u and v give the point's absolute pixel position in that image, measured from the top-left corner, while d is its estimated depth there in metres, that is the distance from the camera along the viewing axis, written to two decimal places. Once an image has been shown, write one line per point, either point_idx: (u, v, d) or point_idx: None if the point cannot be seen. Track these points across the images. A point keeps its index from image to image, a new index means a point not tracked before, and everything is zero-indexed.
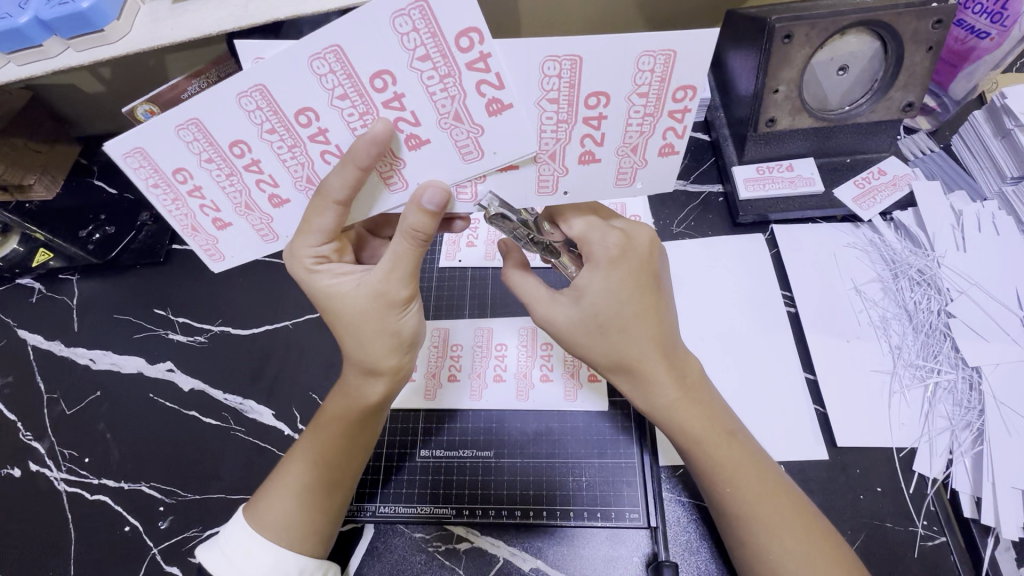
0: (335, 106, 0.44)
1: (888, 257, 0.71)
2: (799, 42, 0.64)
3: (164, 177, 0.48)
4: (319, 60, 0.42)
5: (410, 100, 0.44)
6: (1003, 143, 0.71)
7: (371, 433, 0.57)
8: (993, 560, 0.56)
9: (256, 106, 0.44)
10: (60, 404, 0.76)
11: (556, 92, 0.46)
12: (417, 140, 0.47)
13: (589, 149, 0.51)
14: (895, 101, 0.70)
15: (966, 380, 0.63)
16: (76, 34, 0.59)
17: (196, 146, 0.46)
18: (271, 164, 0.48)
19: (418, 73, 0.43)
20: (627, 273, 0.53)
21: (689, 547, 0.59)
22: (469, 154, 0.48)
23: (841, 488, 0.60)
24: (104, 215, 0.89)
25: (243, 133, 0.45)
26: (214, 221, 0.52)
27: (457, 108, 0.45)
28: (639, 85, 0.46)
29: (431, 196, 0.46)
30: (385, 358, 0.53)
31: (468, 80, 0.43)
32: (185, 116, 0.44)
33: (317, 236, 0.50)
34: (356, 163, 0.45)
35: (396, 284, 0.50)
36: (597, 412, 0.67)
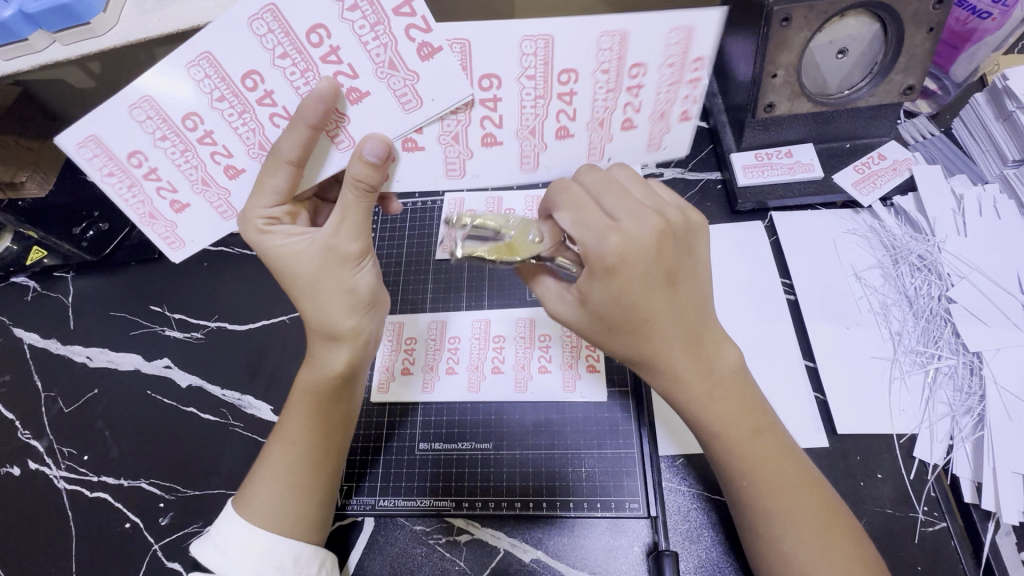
0: (276, 65, 0.46)
1: (888, 243, 0.70)
2: (797, 24, 0.62)
3: (119, 161, 0.49)
4: (258, 20, 0.44)
5: (346, 52, 0.45)
6: (1004, 126, 0.70)
7: (346, 402, 0.57)
8: (994, 545, 0.56)
9: (205, 75, 0.46)
10: (58, 403, 0.76)
11: (608, 64, 0.47)
12: (359, 95, 0.47)
13: (629, 117, 0.51)
14: (895, 84, 0.69)
15: (966, 366, 0.62)
16: (61, 27, 0.58)
17: (149, 125, 0.48)
18: (223, 134, 0.49)
19: (350, 24, 0.44)
20: (635, 267, 0.47)
21: (689, 536, 0.59)
22: (409, 104, 0.48)
23: (841, 474, 0.60)
24: (97, 212, 0.86)
25: (192, 104, 0.47)
26: (172, 203, 0.52)
27: (392, 57, 0.46)
28: (669, 57, 0.47)
29: (372, 147, 0.46)
30: (344, 319, 0.54)
31: (397, 26, 0.45)
32: (137, 94, 0.46)
33: (270, 198, 0.50)
34: (305, 122, 0.46)
35: (345, 237, 0.51)
36: (596, 403, 0.66)
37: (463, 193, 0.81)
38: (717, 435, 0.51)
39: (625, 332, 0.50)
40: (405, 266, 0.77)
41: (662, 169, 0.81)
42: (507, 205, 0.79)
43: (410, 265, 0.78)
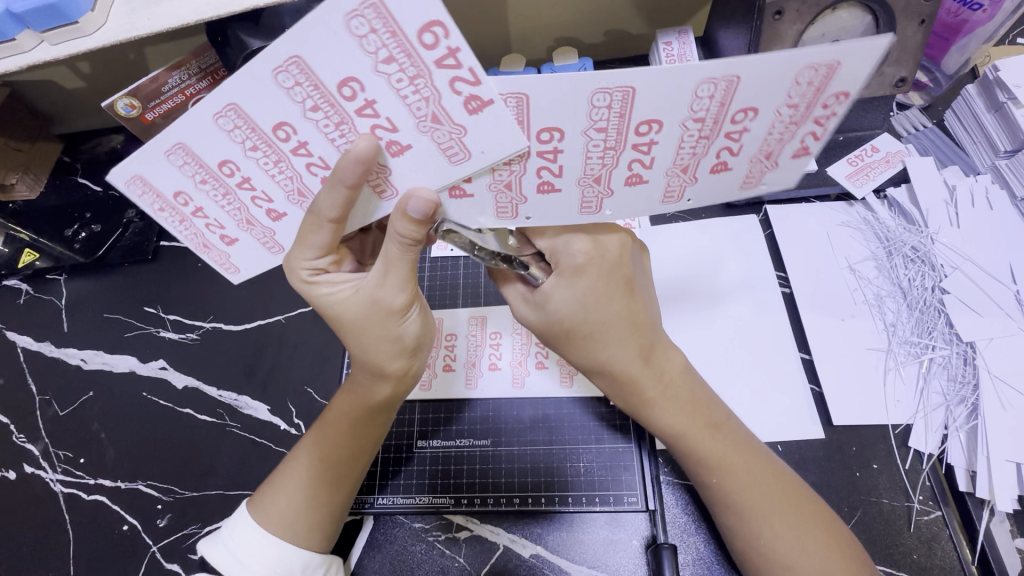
0: (309, 117, 0.41)
1: (881, 235, 0.71)
2: (790, 17, 0.62)
3: (165, 199, 0.46)
4: (283, 71, 0.38)
5: (382, 106, 0.40)
6: (996, 117, 0.70)
7: (373, 429, 0.56)
8: (988, 532, 0.56)
9: (234, 126, 0.41)
10: (53, 406, 0.75)
11: (704, 112, 0.40)
12: (398, 146, 0.43)
13: (723, 160, 0.44)
14: (887, 77, 0.69)
15: (960, 355, 0.63)
16: (50, 27, 0.57)
17: (188, 168, 0.44)
18: (260, 181, 0.45)
19: (385, 77, 0.38)
20: (592, 281, 0.51)
21: (687, 529, 0.60)
22: (455, 155, 0.43)
23: (838, 466, 0.61)
24: (89, 213, 0.87)
25: (228, 154, 0.43)
26: (222, 238, 0.50)
27: (434, 109, 0.40)
28: (791, 97, 0.39)
29: (416, 205, 0.44)
30: (392, 361, 0.52)
31: (441, 78, 0.38)
32: (170, 141, 0.42)
33: (313, 251, 0.48)
34: (342, 182, 0.42)
35: (392, 290, 0.49)
36: (593, 397, 0.66)
37: None
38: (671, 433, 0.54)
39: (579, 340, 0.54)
40: None
41: None
42: None
43: None
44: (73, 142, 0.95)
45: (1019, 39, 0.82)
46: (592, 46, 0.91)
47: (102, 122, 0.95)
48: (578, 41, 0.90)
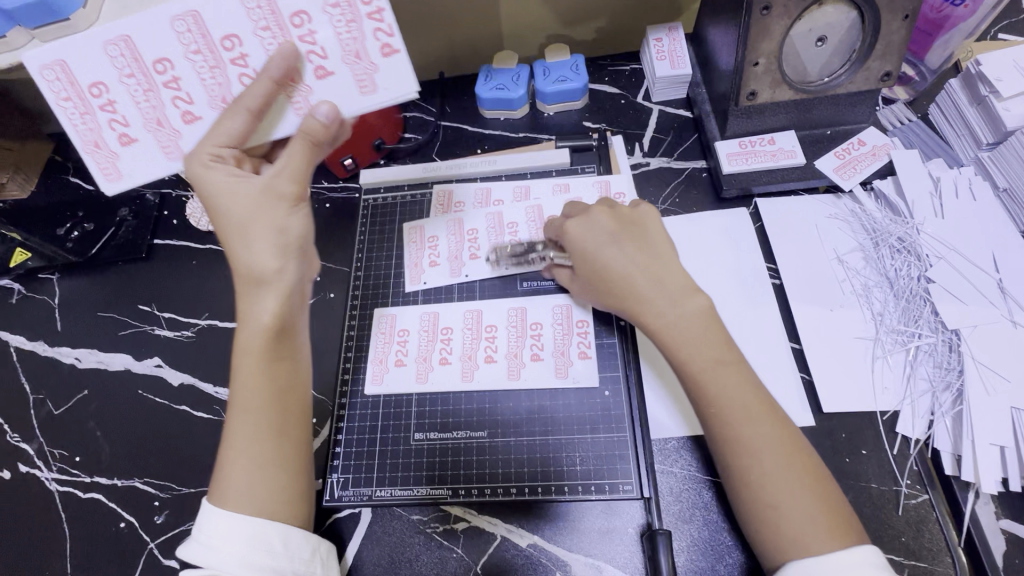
0: (257, 35, 0.54)
1: (869, 226, 0.72)
2: (777, 12, 0.64)
3: (80, 93, 0.55)
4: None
5: (320, 37, 0.55)
6: (977, 110, 0.72)
7: (286, 369, 0.55)
8: (973, 514, 0.58)
9: (187, 29, 0.54)
10: (47, 405, 0.75)
11: None
12: (321, 72, 0.56)
13: None
14: (873, 72, 0.71)
15: (945, 343, 0.64)
16: (42, 23, 0.57)
17: (121, 61, 0.54)
18: (188, 83, 0.55)
19: (329, 17, 0.55)
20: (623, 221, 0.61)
21: (682, 516, 0.61)
22: (366, 87, 0.57)
23: (827, 452, 0.62)
24: (81, 212, 0.86)
25: (169, 52, 0.54)
26: (119, 137, 0.57)
27: (359, 48, 0.56)
28: None
29: (323, 109, 0.54)
30: (269, 261, 0.52)
31: (367, 28, 0.55)
32: (183, 8, 0.53)
33: (225, 135, 0.53)
34: (269, 75, 0.53)
35: (285, 179, 0.53)
36: (588, 388, 0.67)
37: (452, 184, 0.81)
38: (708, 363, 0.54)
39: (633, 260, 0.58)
40: (397, 259, 0.78)
41: (648, 158, 0.82)
42: (496, 197, 0.80)
43: (401, 258, 0.78)
44: (64, 142, 0.94)
45: (1000, 34, 0.84)
46: (583, 43, 0.92)
47: None
48: (569, 39, 0.91)
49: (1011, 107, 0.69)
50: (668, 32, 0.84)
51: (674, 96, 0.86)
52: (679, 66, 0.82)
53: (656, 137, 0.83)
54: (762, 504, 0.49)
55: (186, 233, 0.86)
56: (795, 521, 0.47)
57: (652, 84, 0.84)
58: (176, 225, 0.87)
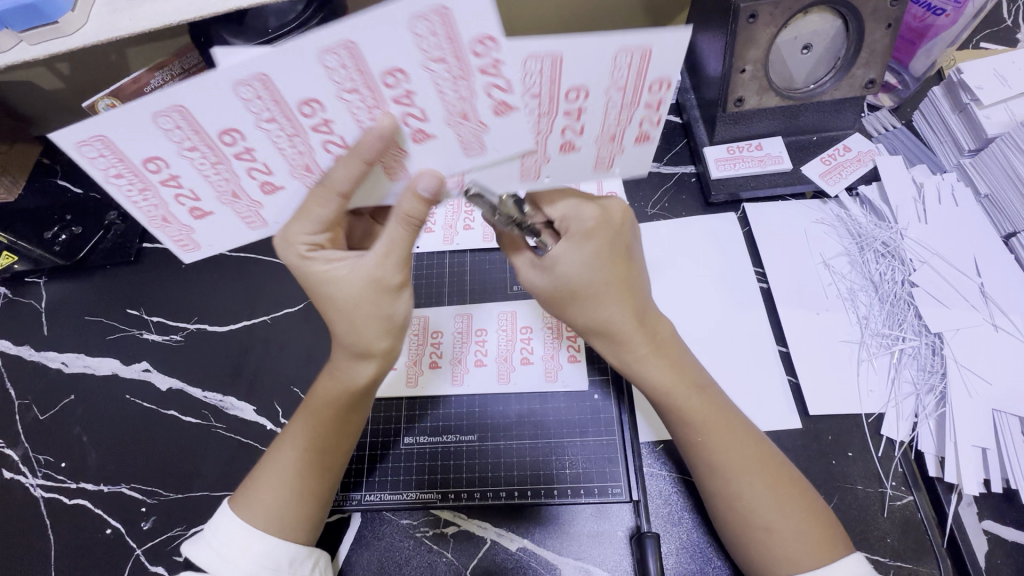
0: (342, 99, 0.43)
1: (854, 231, 0.73)
2: (763, 21, 0.65)
3: (133, 168, 0.46)
4: (625, 53, 0.45)
5: (420, 98, 0.44)
6: (959, 117, 0.74)
7: (359, 415, 0.57)
8: (957, 515, 0.59)
9: (254, 95, 0.42)
10: (33, 410, 0.74)
11: (624, 81, 0.47)
12: (479, 146, 0.48)
13: (645, 130, 0.51)
14: (857, 79, 0.72)
15: (929, 346, 0.65)
16: (30, 27, 0.57)
17: (177, 134, 0.44)
18: (265, 153, 0.47)
19: (432, 74, 0.42)
20: (603, 244, 0.54)
21: (671, 519, 0.61)
22: (470, 149, 0.48)
23: (814, 454, 0.62)
24: (69, 215, 0.85)
25: (238, 122, 0.44)
26: (191, 210, 0.50)
27: (618, 131, 0.51)
28: (617, 79, 0.47)
29: (425, 183, 0.48)
30: (378, 340, 0.53)
31: (479, 83, 0.44)
32: (250, 71, 0.41)
33: (314, 224, 0.50)
34: (363, 157, 0.46)
35: (390, 267, 0.51)
36: (577, 392, 0.68)
37: None
38: (660, 390, 0.55)
39: (583, 303, 0.55)
40: None
41: None
42: None
43: None
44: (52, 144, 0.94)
45: (982, 43, 0.86)
46: None
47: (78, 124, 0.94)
48: None
49: (992, 115, 0.70)
50: None
51: None
52: None
53: None
54: (754, 527, 0.51)
55: None
56: (784, 542, 0.50)
57: None
58: None
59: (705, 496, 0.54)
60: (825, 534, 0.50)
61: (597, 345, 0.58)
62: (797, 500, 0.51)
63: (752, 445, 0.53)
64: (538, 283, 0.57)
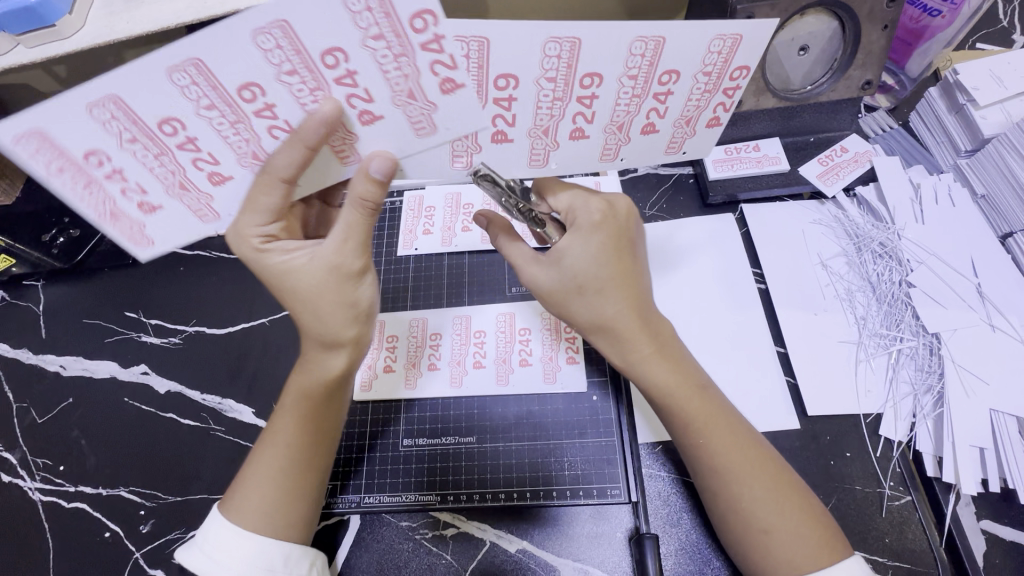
0: (282, 80, 0.43)
1: (851, 232, 0.73)
2: (760, 22, 0.65)
3: (73, 160, 0.44)
4: (719, 40, 0.48)
5: (362, 78, 0.44)
6: (956, 118, 0.74)
7: (336, 406, 0.58)
8: (955, 515, 0.59)
9: (191, 81, 0.42)
10: (31, 414, 0.74)
11: (711, 66, 0.50)
12: (503, 136, 0.52)
13: (717, 115, 0.54)
14: (854, 80, 0.72)
15: (926, 346, 0.65)
16: (26, 30, 0.57)
17: (115, 125, 0.43)
18: (208, 141, 0.46)
19: (372, 52, 0.42)
20: (609, 236, 0.54)
21: (670, 520, 0.61)
22: (423, 129, 0.48)
23: (812, 455, 0.63)
24: (68, 217, 0.86)
25: (175, 111, 0.43)
26: (139, 206, 0.49)
27: (694, 115, 0.54)
28: (705, 64, 0.49)
29: (378, 165, 0.47)
30: (346, 328, 0.53)
31: (422, 60, 0.43)
32: (183, 57, 0.40)
33: (263, 215, 0.50)
34: (304, 141, 0.45)
35: (350, 253, 0.51)
36: (576, 393, 0.68)
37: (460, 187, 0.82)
38: (660, 390, 0.55)
39: (588, 297, 0.55)
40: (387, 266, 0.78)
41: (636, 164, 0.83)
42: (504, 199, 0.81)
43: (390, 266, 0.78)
44: None
45: (978, 43, 0.86)
46: None
47: None
48: None
49: (988, 115, 0.70)
50: None
51: None
52: None
53: None
54: (753, 528, 0.51)
55: None
56: (785, 543, 0.49)
57: None
58: None
59: (708, 499, 0.54)
60: (823, 536, 0.50)
61: (601, 346, 0.57)
62: (797, 501, 0.51)
63: (751, 447, 0.53)
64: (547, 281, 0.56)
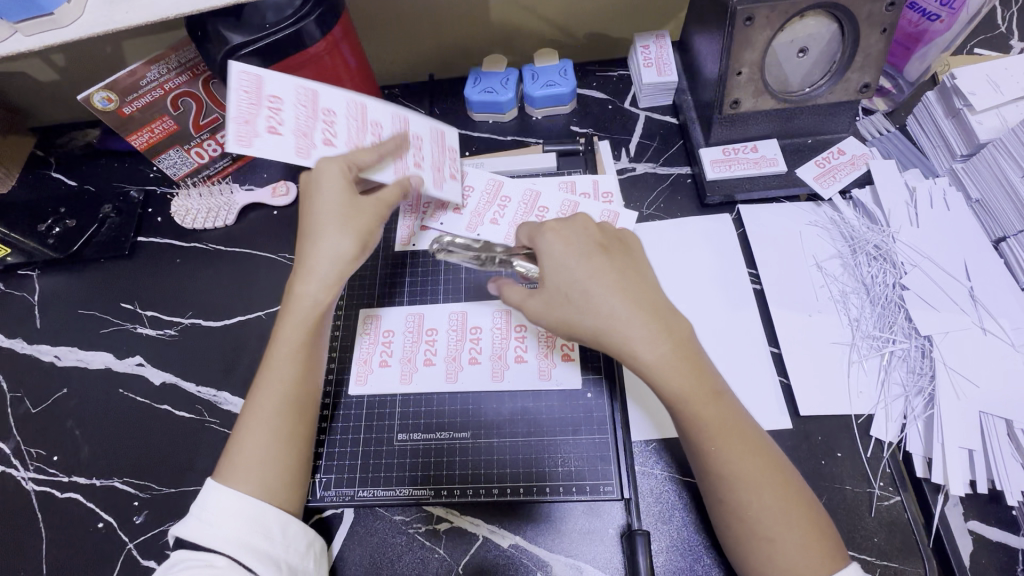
0: (348, 113, 0.67)
1: (847, 234, 0.74)
2: (760, 24, 0.65)
3: (258, 92, 0.62)
4: (507, 146, 0.70)
5: (384, 129, 0.69)
6: (952, 123, 0.74)
7: (319, 341, 0.59)
8: (943, 515, 0.59)
9: (308, 94, 0.65)
10: (25, 403, 0.74)
11: (576, 175, 0.73)
12: (442, 181, 0.73)
13: (523, 198, 0.74)
14: (852, 83, 0.72)
15: (918, 348, 0.66)
16: (23, 18, 0.56)
17: (303, 97, 0.64)
18: (326, 126, 0.65)
19: (396, 122, 0.70)
20: (568, 245, 0.59)
21: (661, 517, 0.62)
22: (405, 168, 0.67)
23: (804, 454, 0.63)
24: (64, 208, 0.85)
25: (324, 99, 0.66)
26: (269, 126, 0.61)
27: (490, 200, 0.75)
28: (499, 182, 0.73)
29: (389, 162, 0.65)
30: (333, 256, 0.58)
31: (410, 137, 0.70)
32: (314, 85, 0.65)
33: (318, 162, 0.61)
34: (350, 149, 0.62)
35: (361, 201, 0.60)
36: (571, 390, 0.68)
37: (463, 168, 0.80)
38: (675, 400, 0.54)
39: (574, 302, 0.56)
40: (384, 261, 0.78)
41: (634, 164, 0.83)
42: (503, 191, 0.79)
43: (388, 261, 0.78)
44: (47, 137, 0.93)
45: (976, 49, 0.86)
46: (572, 49, 0.93)
47: (74, 116, 0.93)
48: (558, 43, 0.92)
49: (984, 120, 0.71)
50: (656, 39, 0.86)
51: (661, 103, 0.87)
52: (666, 74, 0.83)
53: (642, 143, 0.85)
54: (756, 538, 0.51)
55: (171, 230, 0.85)
56: (792, 556, 0.50)
57: (639, 90, 0.85)
58: (160, 222, 0.86)
59: (706, 489, 0.55)
60: (825, 545, 0.51)
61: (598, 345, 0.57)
62: (807, 515, 0.51)
63: (764, 459, 0.53)
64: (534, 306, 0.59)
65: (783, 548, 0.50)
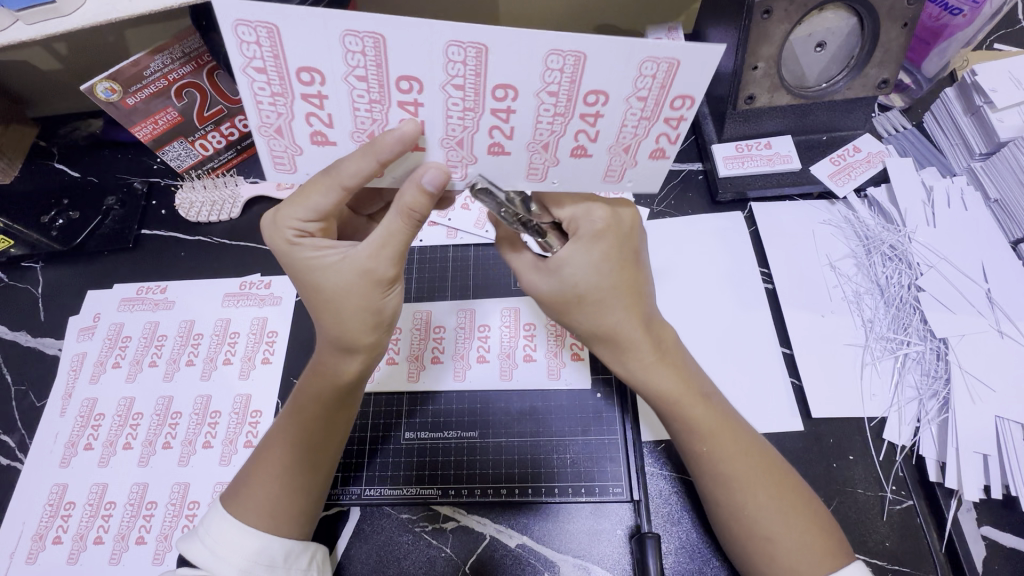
0: (538, 96, 0.44)
1: (862, 233, 0.73)
2: (778, 17, 0.63)
3: (283, 72, 0.43)
4: (652, 62, 0.42)
5: (603, 122, 0.46)
6: (973, 121, 0.73)
7: (347, 408, 0.57)
8: (956, 520, 0.59)
9: (461, 61, 0.42)
10: (30, 397, 0.74)
11: (646, 90, 0.44)
12: (660, 152, 0.48)
13: (662, 147, 0.48)
14: (870, 79, 0.71)
15: (933, 351, 0.65)
16: (25, 6, 0.55)
17: (358, 59, 0.41)
18: (431, 113, 0.45)
19: (628, 106, 0.45)
20: (612, 246, 0.53)
21: (670, 518, 0.61)
22: (610, 176, 0.50)
23: (816, 457, 0.62)
24: (67, 200, 0.85)
25: (422, 74, 0.42)
26: (314, 134, 0.47)
27: (632, 142, 0.48)
28: (639, 88, 0.44)
29: (431, 177, 0.46)
30: (364, 335, 0.53)
31: (656, 128, 0.46)
32: (475, 40, 0.40)
33: (308, 212, 0.50)
34: (376, 156, 0.44)
35: (383, 261, 0.50)
36: (580, 389, 0.67)
37: None
38: (662, 398, 0.55)
39: (587, 307, 0.55)
40: None
41: None
42: None
43: None
44: (49, 127, 0.92)
45: (995, 44, 0.85)
46: None
47: (76, 105, 0.92)
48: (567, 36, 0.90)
49: (1006, 118, 0.70)
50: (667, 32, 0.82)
51: None
52: None
53: None
54: (756, 536, 0.51)
55: (174, 223, 0.84)
56: (790, 553, 0.49)
57: None
58: (163, 214, 0.85)
59: (708, 499, 0.54)
60: (828, 542, 0.50)
61: (599, 349, 0.58)
62: (806, 513, 0.51)
63: (757, 455, 0.53)
64: (546, 289, 0.56)
65: (781, 548, 0.50)
